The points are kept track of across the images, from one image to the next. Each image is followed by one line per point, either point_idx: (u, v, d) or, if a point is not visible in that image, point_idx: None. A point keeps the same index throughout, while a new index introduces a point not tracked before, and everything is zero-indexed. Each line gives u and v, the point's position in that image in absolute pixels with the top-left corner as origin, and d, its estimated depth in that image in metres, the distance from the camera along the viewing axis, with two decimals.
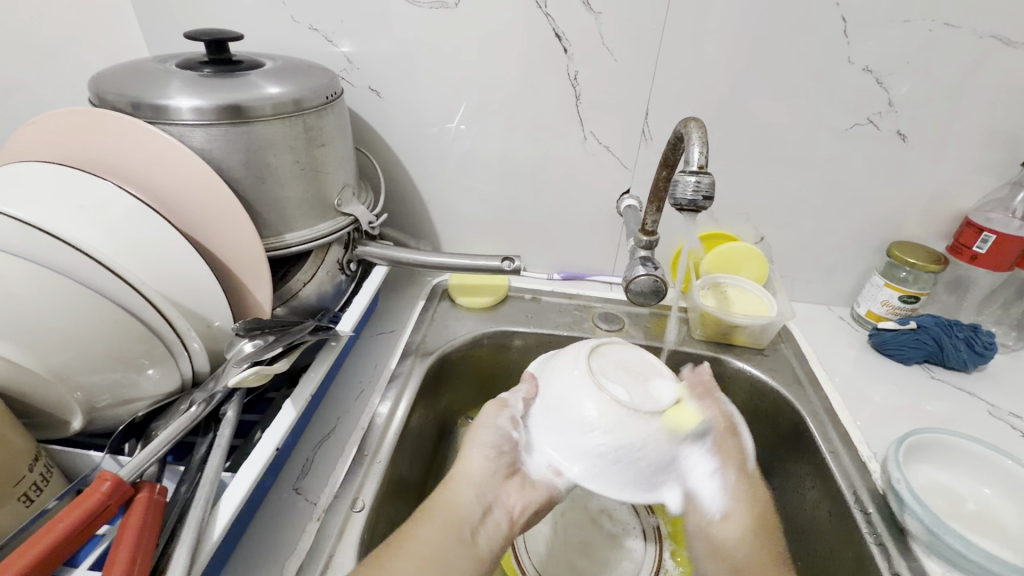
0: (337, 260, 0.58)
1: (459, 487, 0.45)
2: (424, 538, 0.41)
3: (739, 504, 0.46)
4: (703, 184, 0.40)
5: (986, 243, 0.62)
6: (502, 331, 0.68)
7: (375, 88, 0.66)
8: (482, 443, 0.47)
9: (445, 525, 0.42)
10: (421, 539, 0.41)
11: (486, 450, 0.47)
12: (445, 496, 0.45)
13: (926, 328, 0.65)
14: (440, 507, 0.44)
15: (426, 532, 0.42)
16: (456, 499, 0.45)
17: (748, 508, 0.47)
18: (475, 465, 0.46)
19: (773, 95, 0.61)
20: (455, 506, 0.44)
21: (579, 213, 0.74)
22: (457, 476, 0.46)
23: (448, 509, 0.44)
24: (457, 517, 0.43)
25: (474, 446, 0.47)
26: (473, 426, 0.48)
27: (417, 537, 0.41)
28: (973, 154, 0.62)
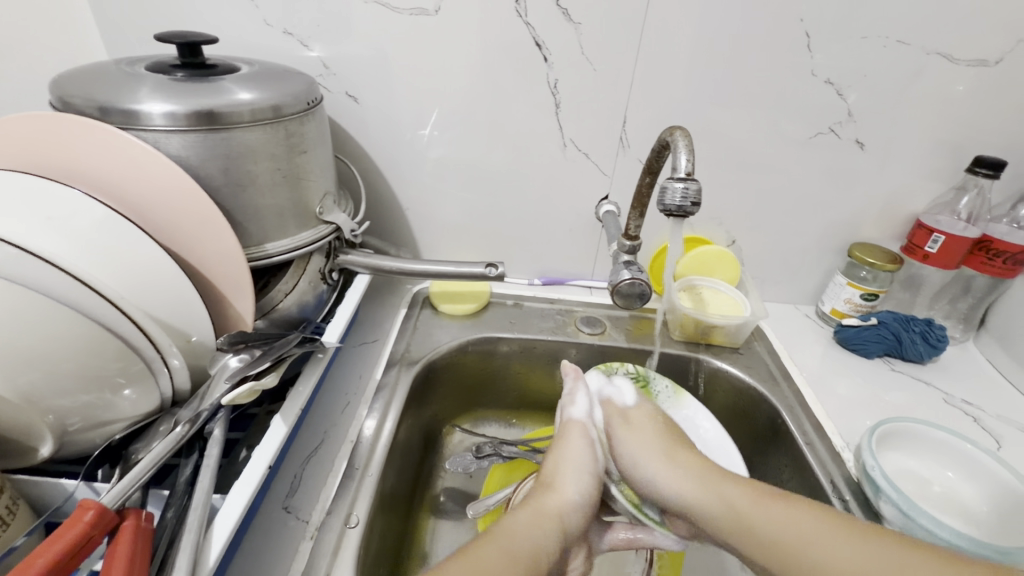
0: (319, 269, 0.57)
1: (545, 528, 0.43)
2: (492, 569, 0.38)
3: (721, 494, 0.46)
4: (690, 190, 0.42)
5: (936, 244, 0.66)
6: (487, 338, 0.68)
7: (353, 94, 0.65)
8: (584, 479, 0.49)
9: (517, 556, 0.40)
10: (482, 565, 0.38)
11: (580, 487, 0.48)
12: (511, 536, 0.41)
13: (886, 324, 0.69)
14: (508, 539, 0.41)
15: (468, 561, 0.38)
16: (526, 533, 0.42)
17: (773, 517, 0.43)
18: (570, 494, 0.47)
19: (743, 105, 0.64)
20: (526, 537, 0.42)
21: (559, 219, 0.74)
22: (497, 531, 0.42)
23: (526, 538, 0.42)
24: (532, 551, 0.41)
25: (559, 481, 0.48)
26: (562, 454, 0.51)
27: (477, 558, 0.38)
28: (922, 162, 0.67)
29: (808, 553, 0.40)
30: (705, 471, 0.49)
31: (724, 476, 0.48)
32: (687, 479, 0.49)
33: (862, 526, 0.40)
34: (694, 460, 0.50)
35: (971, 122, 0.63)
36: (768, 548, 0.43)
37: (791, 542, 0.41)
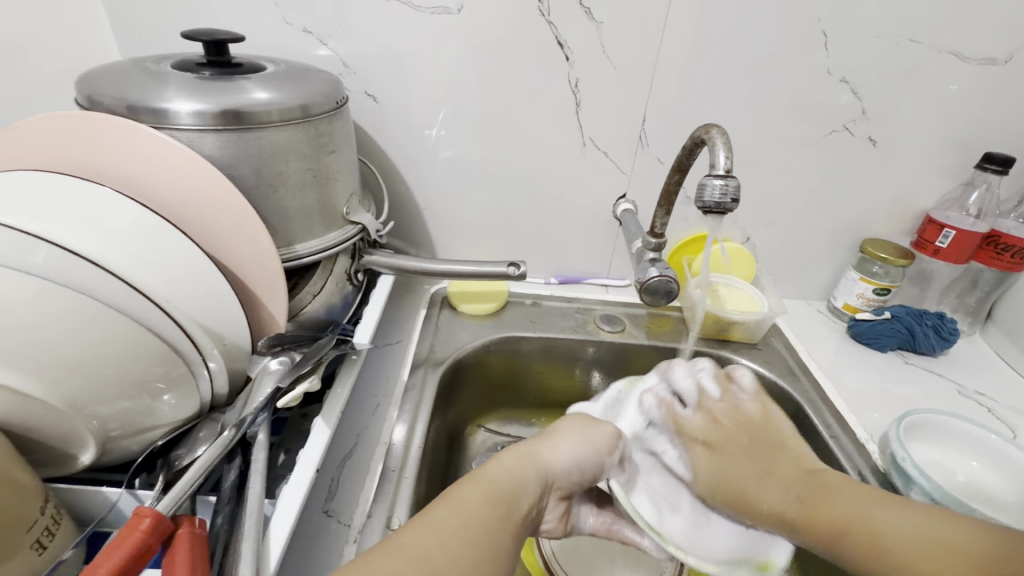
0: (345, 270, 0.57)
1: (536, 467, 0.42)
2: (477, 511, 0.36)
3: (782, 492, 0.45)
4: (729, 187, 0.42)
5: (946, 239, 0.68)
6: (509, 337, 0.68)
7: (372, 94, 0.65)
8: (586, 450, 0.45)
9: (499, 493, 0.38)
10: (465, 504, 0.36)
11: (579, 458, 0.44)
12: (500, 463, 0.41)
13: (899, 318, 0.70)
14: (495, 476, 0.39)
15: (456, 502, 0.36)
16: (514, 470, 0.41)
17: (840, 501, 0.42)
18: (564, 458, 0.43)
19: (761, 103, 0.65)
20: (518, 475, 0.40)
21: (576, 218, 0.75)
22: (480, 475, 0.40)
23: (512, 478, 0.40)
24: (515, 491, 0.39)
25: (564, 437, 0.45)
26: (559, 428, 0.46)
27: (461, 498, 0.37)
28: (932, 159, 0.68)
29: (883, 526, 0.38)
30: (757, 468, 0.48)
31: (781, 468, 0.47)
32: (750, 475, 0.47)
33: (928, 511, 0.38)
34: (749, 454, 0.49)
35: (980, 120, 0.65)
36: (818, 534, 0.42)
37: (861, 520, 0.40)
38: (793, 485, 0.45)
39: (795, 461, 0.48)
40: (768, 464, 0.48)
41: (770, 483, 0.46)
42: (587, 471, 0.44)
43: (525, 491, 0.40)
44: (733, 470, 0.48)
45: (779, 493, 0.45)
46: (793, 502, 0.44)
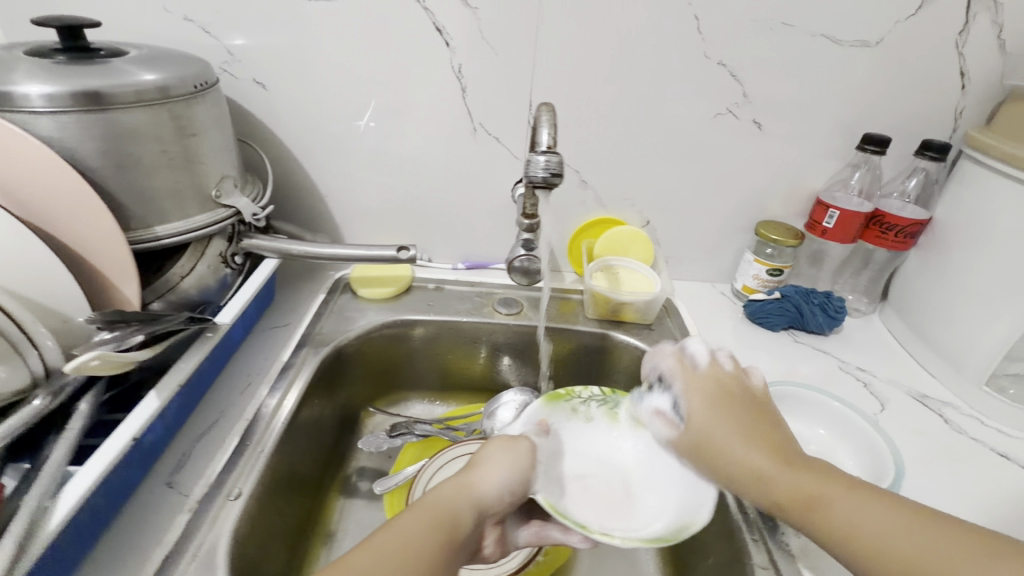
0: (220, 253, 0.58)
1: (470, 503, 0.38)
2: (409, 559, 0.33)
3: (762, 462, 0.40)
4: (551, 162, 0.43)
5: (832, 219, 0.69)
6: (403, 321, 0.70)
7: (260, 81, 0.66)
8: (522, 472, 0.42)
9: (439, 523, 0.36)
10: (401, 529, 0.35)
11: (517, 480, 0.41)
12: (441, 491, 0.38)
13: (789, 297, 0.71)
14: (436, 500, 0.37)
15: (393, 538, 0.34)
16: (456, 500, 0.38)
17: (802, 480, 0.39)
18: (500, 485, 0.40)
19: (643, 87, 0.66)
20: (455, 505, 0.38)
21: (477, 203, 0.76)
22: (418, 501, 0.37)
23: (454, 517, 0.37)
24: (452, 522, 0.37)
25: (503, 467, 0.41)
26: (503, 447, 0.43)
27: (396, 524, 0.35)
28: (817, 141, 0.69)
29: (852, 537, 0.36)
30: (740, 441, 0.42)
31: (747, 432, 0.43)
32: (728, 436, 0.42)
33: (907, 508, 0.36)
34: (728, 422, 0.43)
35: (859, 100, 0.66)
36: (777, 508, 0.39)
37: (815, 499, 0.38)
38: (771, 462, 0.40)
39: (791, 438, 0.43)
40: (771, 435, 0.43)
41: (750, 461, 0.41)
42: (527, 489, 0.42)
43: (466, 532, 0.37)
44: (721, 436, 0.42)
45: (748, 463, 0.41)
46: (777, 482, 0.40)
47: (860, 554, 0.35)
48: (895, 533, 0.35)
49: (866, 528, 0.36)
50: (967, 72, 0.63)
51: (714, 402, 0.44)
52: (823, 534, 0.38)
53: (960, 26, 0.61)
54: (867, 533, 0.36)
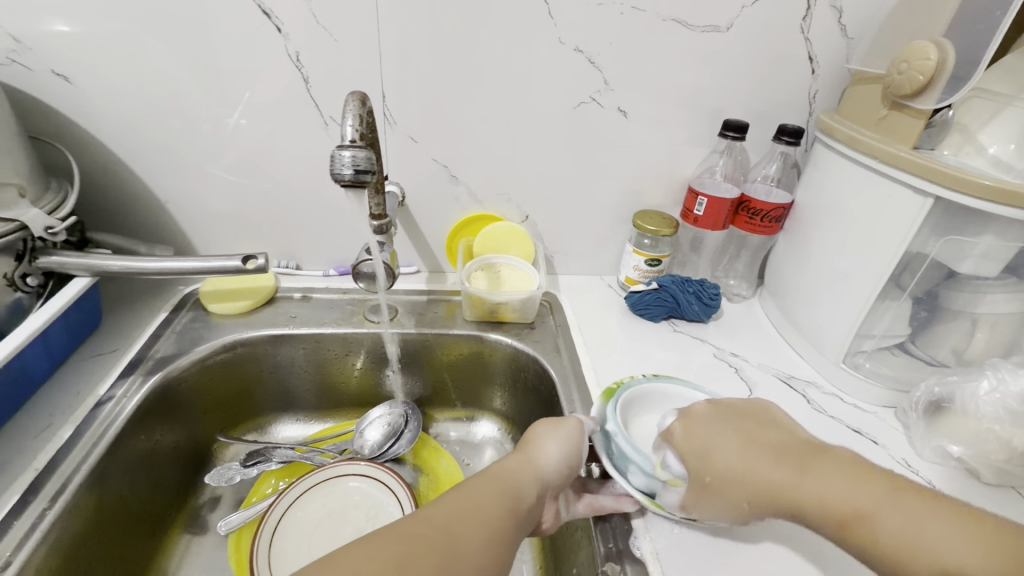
0: (6, 275, 0.49)
1: (535, 472, 0.42)
2: (476, 503, 0.37)
3: (821, 480, 0.39)
4: (359, 158, 0.39)
5: (702, 206, 0.69)
6: (257, 336, 0.63)
7: (61, 72, 0.57)
8: (569, 447, 0.46)
9: (505, 493, 0.39)
10: (477, 495, 0.38)
11: (567, 453, 0.45)
12: (506, 466, 0.42)
13: (666, 287, 0.71)
14: (499, 474, 0.41)
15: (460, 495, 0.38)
16: (523, 475, 0.42)
17: (854, 489, 0.38)
18: (554, 456, 0.44)
19: (502, 76, 0.62)
20: (520, 477, 0.42)
21: (341, 203, 0.70)
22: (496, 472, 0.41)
23: (512, 475, 0.41)
24: (519, 489, 0.40)
25: (550, 437, 0.46)
26: (562, 421, 0.48)
27: (471, 489, 0.38)
28: (684, 129, 0.69)
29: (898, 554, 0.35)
30: (779, 463, 0.41)
31: (782, 448, 0.42)
32: (778, 470, 0.41)
33: (952, 511, 0.36)
34: (790, 454, 0.42)
35: (718, 86, 0.66)
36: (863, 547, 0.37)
37: (901, 530, 0.35)
38: (845, 473, 0.39)
39: (784, 437, 0.44)
40: (756, 441, 0.43)
41: (837, 482, 0.39)
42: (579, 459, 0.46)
43: (527, 488, 0.41)
44: (773, 470, 0.41)
45: (829, 487, 0.39)
46: (823, 493, 0.39)
47: (907, 566, 0.35)
48: (947, 538, 0.34)
49: (922, 540, 0.35)
50: (815, 57, 0.65)
51: (765, 453, 0.42)
52: (891, 571, 0.35)
53: (803, 11, 0.62)
54: (927, 546, 0.34)
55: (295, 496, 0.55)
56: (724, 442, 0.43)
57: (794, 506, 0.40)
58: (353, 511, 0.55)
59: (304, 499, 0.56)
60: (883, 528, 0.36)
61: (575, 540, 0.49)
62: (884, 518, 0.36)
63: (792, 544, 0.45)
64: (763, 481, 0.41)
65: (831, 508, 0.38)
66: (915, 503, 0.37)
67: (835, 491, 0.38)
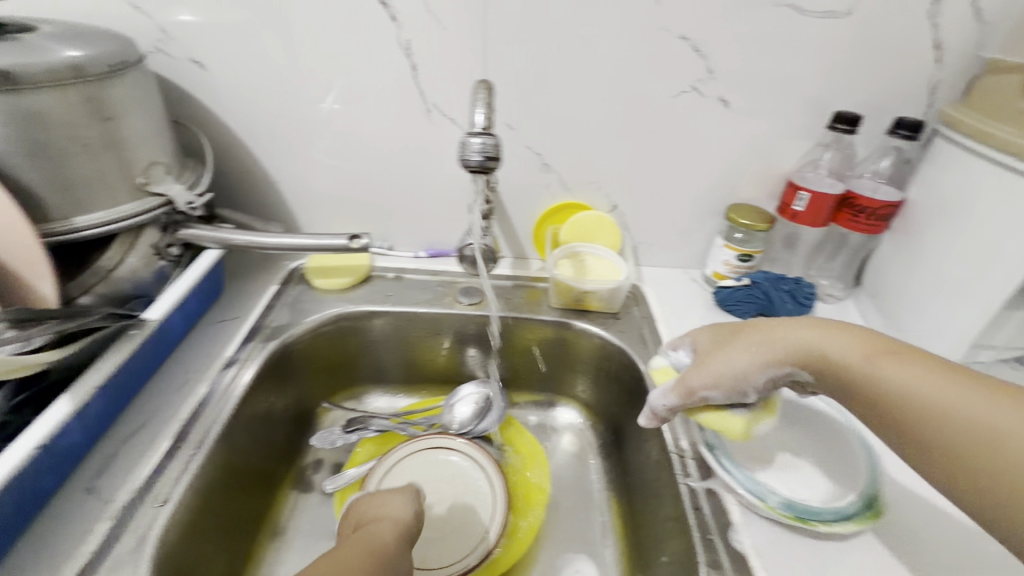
0: (154, 244, 0.55)
1: (393, 525, 0.40)
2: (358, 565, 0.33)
3: (906, 374, 0.34)
4: (488, 145, 0.40)
5: (802, 202, 0.66)
6: (358, 312, 0.67)
7: (197, 60, 0.62)
8: (402, 501, 0.43)
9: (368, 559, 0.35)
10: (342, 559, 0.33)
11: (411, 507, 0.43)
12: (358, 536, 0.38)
13: (758, 284, 0.70)
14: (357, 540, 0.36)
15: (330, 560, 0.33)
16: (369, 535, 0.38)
17: (944, 385, 0.33)
18: (390, 509, 0.42)
19: (603, 64, 0.62)
20: (382, 537, 0.38)
21: (435, 188, 0.72)
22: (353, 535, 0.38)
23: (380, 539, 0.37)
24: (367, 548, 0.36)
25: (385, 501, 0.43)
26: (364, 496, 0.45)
27: (358, 555, 0.34)
28: (788, 120, 0.66)
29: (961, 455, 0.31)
30: (867, 357, 0.36)
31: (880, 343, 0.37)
32: (861, 356, 0.36)
33: None
34: (871, 341, 0.37)
35: (830, 75, 0.63)
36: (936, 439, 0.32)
37: (987, 435, 0.30)
38: (929, 370, 0.34)
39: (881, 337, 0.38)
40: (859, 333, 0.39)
41: (910, 374, 0.34)
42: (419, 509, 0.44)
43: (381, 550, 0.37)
44: (853, 356, 0.37)
45: (899, 376, 0.35)
46: (891, 382, 0.35)
47: (981, 464, 0.30)
48: None
49: (1011, 445, 0.29)
50: (942, 44, 0.60)
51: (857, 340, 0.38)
52: (962, 470, 0.31)
53: None
54: (1015, 449, 0.29)
55: (387, 467, 0.58)
56: (780, 335, 0.41)
57: (869, 392, 0.36)
58: (443, 485, 0.59)
59: (396, 470, 0.59)
60: (951, 424, 0.31)
61: (666, 529, 0.50)
62: (958, 414, 0.31)
63: (900, 554, 0.44)
64: (827, 368, 0.38)
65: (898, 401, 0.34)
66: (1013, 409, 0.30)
67: (907, 382, 0.34)
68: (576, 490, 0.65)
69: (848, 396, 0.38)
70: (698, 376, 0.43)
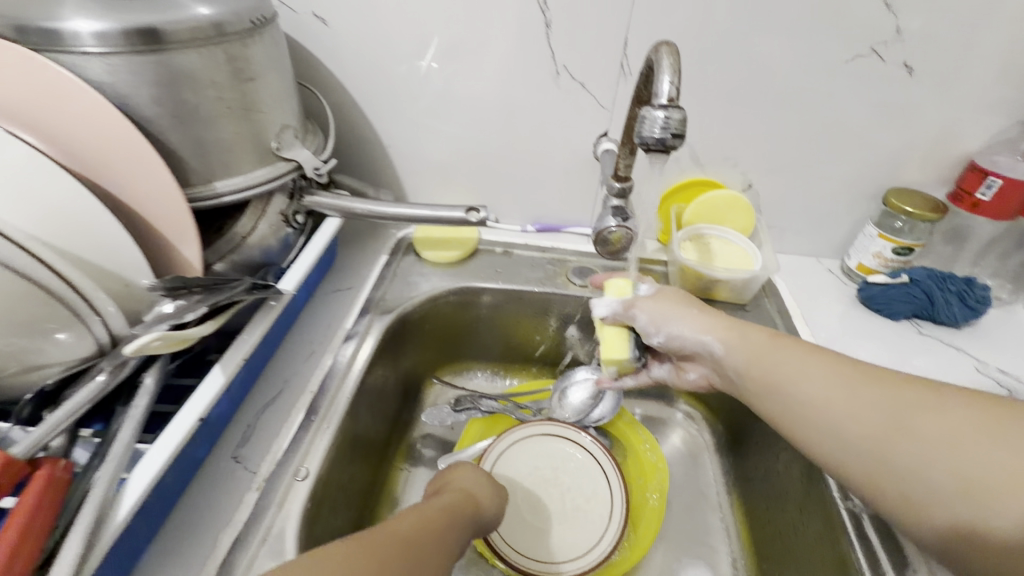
0: (282, 211, 0.54)
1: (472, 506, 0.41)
2: (444, 525, 0.36)
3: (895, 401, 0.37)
4: (671, 120, 0.35)
5: (989, 189, 0.57)
6: (469, 287, 0.65)
7: (321, 16, 0.59)
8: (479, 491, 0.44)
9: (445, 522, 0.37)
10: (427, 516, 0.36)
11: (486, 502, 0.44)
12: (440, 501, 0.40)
13: (918, 282, 0.61)
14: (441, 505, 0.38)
15: (417, 510, 0.37)
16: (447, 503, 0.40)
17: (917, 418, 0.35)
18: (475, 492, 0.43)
19: (767, 21, 0.54)
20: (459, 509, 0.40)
21: (552, 159, 0.67)
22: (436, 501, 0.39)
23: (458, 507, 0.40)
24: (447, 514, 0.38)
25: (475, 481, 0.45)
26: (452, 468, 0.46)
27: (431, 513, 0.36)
28: (985, 91, 0.56)
29: (864, 459, 0.37)
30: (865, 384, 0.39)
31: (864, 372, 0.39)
32: (841, 390, 0.39)
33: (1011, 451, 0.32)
34: (805, 347, 0.43)
35: None
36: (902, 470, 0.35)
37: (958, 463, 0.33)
38: (849, 373, 0.39)
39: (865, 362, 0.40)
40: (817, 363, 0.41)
41: (823, 384, 0.40)
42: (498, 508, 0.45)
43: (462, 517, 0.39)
44: (840, 388, 0.39)
45: (812, 387, 0.40)
46: (863, 418, 0.37)
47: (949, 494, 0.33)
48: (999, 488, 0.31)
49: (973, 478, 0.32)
50: None
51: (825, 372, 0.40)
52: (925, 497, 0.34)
53: None
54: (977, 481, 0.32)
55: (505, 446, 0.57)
56: (737, 327, 0.46)
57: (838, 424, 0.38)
58: (562, 472, 0.57)
59: (514, 449, 0.57)
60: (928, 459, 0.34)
61: (815, 552, 0.46)
62: (847, 413, 0.38)
63: None
64: (756, 366, 0.44)
65: (816, 413, 0.39)
66: (951, 403, 0.35)
67: (829, 394, 0.39)
68: (691, 490, 0.61)
69: (777, 397, 0.42)
70: (647, 306, 0.50)
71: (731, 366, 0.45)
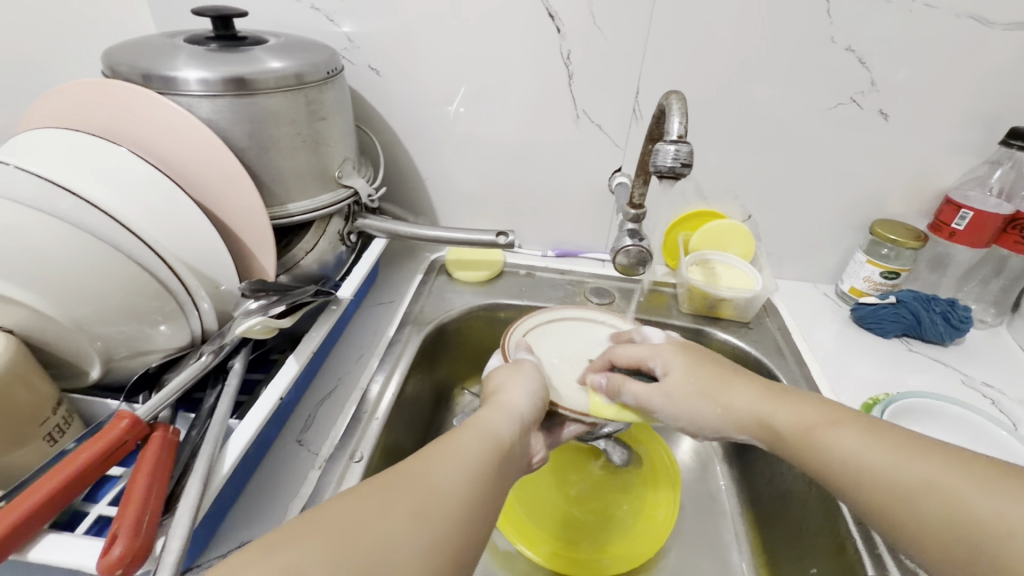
0: (338, 232, 0.61)
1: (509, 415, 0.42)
2: (491, 462, 0.36)
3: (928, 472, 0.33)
4: (681, 152, 0.43)
5: (964, 220, 0.64)
6: (496, 304, 0.71)
7: (375, 67, 0.68)
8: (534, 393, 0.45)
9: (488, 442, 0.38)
10: (458, 449, 0.36)
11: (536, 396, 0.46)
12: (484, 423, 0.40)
13: (905, 303, 0.67)
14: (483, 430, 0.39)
15: (464, 452, 0.36)
16: (499, 421, 0.41)
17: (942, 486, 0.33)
18: (523, 401, 0.44)
19: (760, 75, 0.63)
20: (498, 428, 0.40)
21: (571, 192, 0.75)
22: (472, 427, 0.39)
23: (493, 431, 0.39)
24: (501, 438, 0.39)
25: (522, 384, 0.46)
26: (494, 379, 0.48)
27: (452, 449, 0.36)
28: (951, 136, 0.64)
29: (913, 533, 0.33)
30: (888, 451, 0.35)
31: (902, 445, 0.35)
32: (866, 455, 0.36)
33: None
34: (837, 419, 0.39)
35: (1005, 89, 0.60)
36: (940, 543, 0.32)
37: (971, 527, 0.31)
38: (882, 447, 0.36)
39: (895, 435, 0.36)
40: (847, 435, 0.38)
41: (863, 443, 0.36)
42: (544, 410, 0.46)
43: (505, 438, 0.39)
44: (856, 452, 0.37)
45: (853, 446, 0.37)
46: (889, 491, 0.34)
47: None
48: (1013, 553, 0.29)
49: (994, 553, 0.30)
50: None
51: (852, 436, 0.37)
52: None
53: None
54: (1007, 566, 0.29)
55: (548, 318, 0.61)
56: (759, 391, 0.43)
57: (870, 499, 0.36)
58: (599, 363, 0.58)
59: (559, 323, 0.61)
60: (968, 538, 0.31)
61: (820, 542, 0.50)
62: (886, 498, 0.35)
63: None
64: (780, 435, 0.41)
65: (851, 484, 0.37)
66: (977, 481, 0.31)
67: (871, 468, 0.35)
68: (702, 493, 0.66)
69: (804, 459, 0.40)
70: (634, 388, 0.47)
71: (753, 422, 0.43)
